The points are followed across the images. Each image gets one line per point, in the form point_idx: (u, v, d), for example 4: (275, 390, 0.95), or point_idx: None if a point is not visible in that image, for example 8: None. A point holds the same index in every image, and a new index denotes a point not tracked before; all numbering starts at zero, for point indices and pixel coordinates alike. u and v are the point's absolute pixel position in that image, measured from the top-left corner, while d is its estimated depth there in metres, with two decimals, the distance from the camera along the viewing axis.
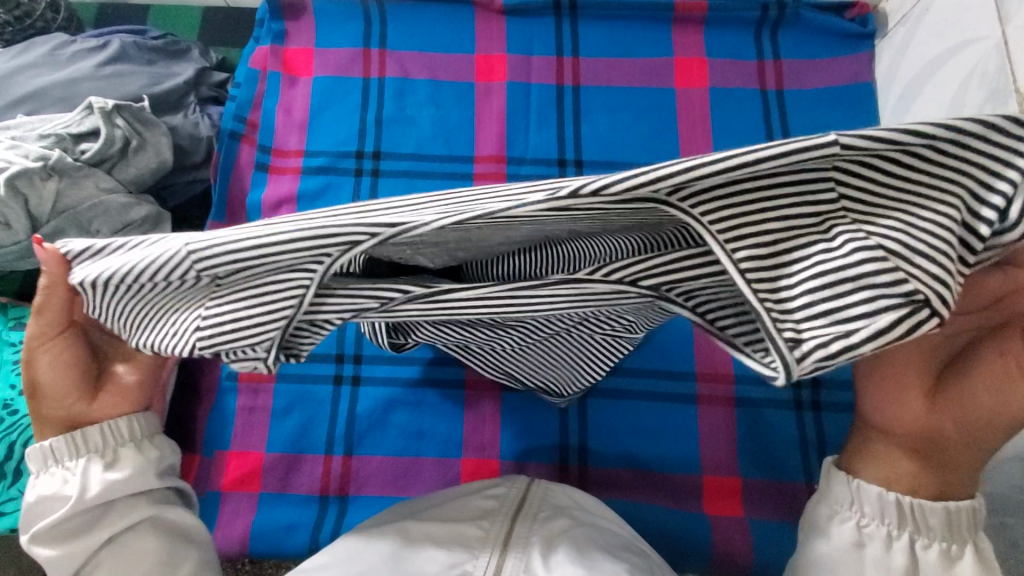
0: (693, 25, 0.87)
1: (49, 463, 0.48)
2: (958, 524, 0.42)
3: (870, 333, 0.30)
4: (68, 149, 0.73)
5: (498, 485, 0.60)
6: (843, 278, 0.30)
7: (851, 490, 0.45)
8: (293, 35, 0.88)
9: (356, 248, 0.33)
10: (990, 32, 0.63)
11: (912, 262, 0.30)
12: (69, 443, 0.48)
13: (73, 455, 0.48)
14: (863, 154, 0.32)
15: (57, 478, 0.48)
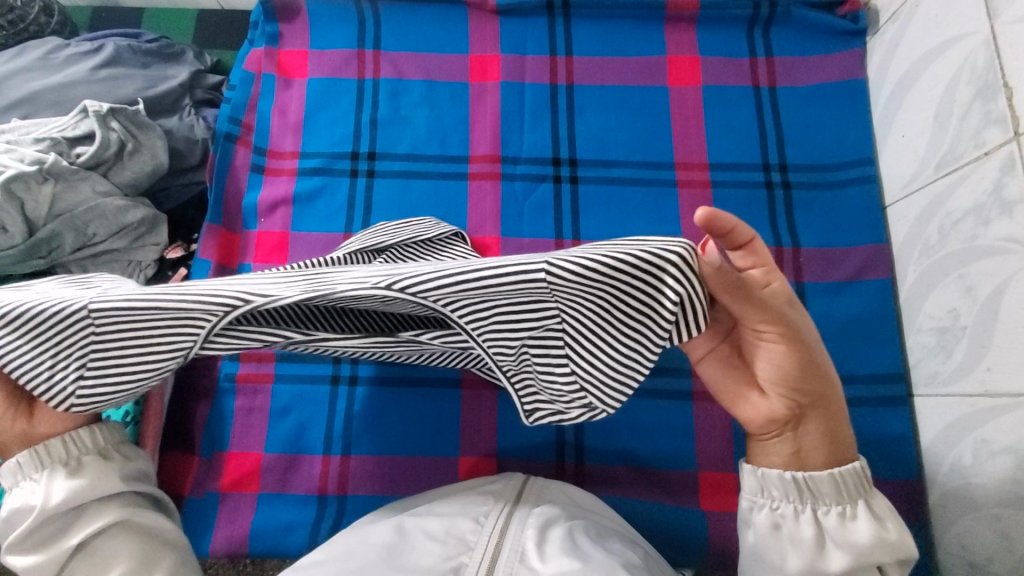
0: (685, 23, 0.88)
1: (16, 479, 0.50)
2: (846, 484, 0.47)
3: (570, 417, 0.48)
4: (63, 152, 0.73)
5: (494, 480, 0.60)
6: (575, 384, 0.46)
7: (758, 479, 0.49)
8: (287, 37, 0.89)
9: (233, 311, 0.44)
10: (979, 27, 0.63)
11: (598, 387, 0.46)
12: (33, 457, 0.49)
13: (39, 467, 0.50)
14: (576, 286, 0.43)
15: (26, 491, 0.49)
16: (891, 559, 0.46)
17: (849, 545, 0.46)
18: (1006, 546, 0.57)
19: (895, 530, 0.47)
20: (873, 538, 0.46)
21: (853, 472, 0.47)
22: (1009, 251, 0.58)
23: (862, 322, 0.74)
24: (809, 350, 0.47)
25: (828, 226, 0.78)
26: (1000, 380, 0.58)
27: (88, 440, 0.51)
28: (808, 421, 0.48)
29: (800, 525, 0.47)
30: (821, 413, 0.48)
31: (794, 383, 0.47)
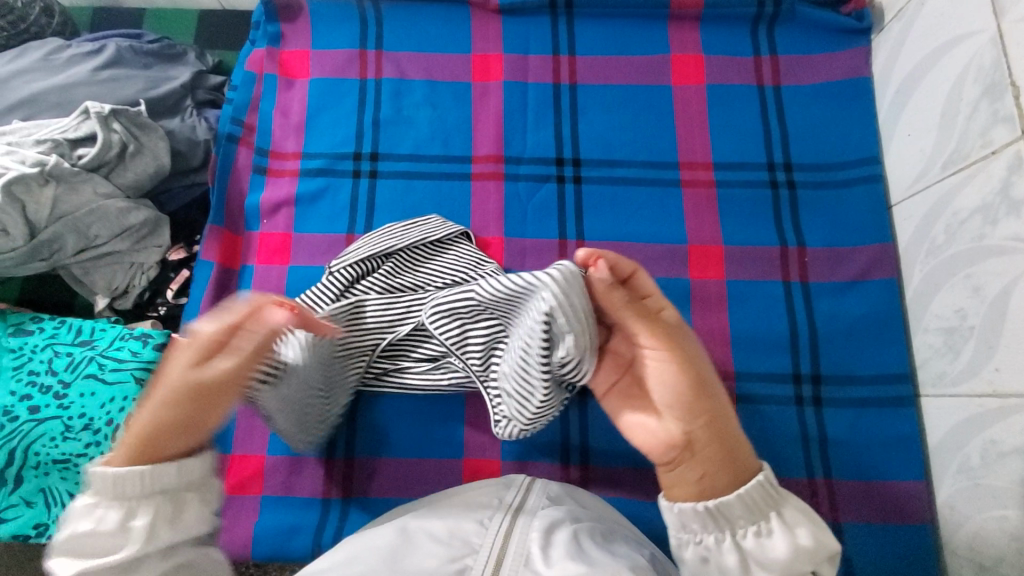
0: (688, 22, 0.87)
1: (100, 501, 0.46)
2: (755, 500, 0.45)
3: (510, 416, 0.60)
4: (65, 154, 0.73)
5: (499, 482, 0.60)
6: (516, 389, 0.58)
7: (677, 514, 0.46)
8: (289, 38, 0.88)
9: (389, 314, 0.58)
10: (986, 26, 0.63)
11: (527, 393, 0.57)
12: (146, 479, 0.47)
13: (145, 495, 0.46)
14: (493, 302, 0.57)
15: (106, 516, 0.46)
16: (815, 565, 0.44)
17: (772, 564, 0.44)
18: (1014, 549, 0.57)
19: (809, 536, 0.44)
20: (792, 551, 0.44)
21: (759, 484, 0.45)
22: (1017, 251, 0.58)
23: (868, 322, 0.73)
24: (695, 366, 0.48)
25: (834, 226, 0.78)
26: (1008, 381, 0.58)
27: (198, 471, 0.49)
28: (710, 438, 0.46)
29: (722, 555, 0.45)
30: (718, 425, 0.46)
31: (685, 400, 0.47)
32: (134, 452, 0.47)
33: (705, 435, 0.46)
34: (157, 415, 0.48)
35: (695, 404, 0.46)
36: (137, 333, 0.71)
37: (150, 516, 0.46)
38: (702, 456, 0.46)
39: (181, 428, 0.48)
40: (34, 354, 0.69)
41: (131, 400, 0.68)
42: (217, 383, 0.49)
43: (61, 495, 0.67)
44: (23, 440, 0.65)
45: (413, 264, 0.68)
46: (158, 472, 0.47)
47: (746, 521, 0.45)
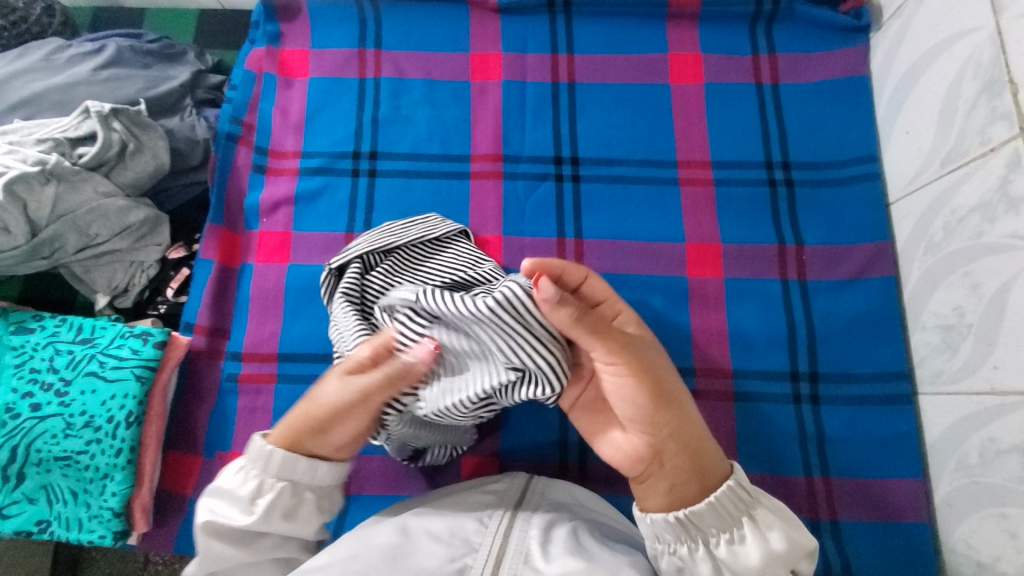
0: (686, 21, 0.87)
1: (252, 467, 0.54)
2: (724, 508, 0.48)
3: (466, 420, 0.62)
4: (66, 153, 0.74)
5: (497, 480, 0.60)
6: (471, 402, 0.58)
7: (649, 526, 0.49)
8: (288, 37, 0.88)
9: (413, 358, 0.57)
10: (985, 23, 0.63)
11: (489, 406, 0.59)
12: (284, 463, 0.54)
13: (278, 476, 0.54)
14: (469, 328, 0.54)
15: (245, 481, 0.54)
16: (785, 568, 0.48)
17: (743, 569, 0.47)
18: (1013, 546, 0.57)
19: (781, 539, 0.48)
20: (763, 556, 0.47)
21: (728, 492, 0.48)
22: (1015, 248, 0.58)
23: (866, 320, 0.73)
24: (656, 376, 0.49)
25: (833, 224, 0.78)
26: (1007, 378, 0.58)
27: (323, 471, 0.55)
28: (678, 449, 0.48)
29: (697, 564, 0.48)
30: (685, 435, 0.49)
31: (649, 413, 0.48)
32: (292, 434, 0.54)
33: (675, 446, 0.48)
34: (337, 405, 0.54)
35: (659, 416, 0.48)
36: (138, 332, 0.71)
37: (273, 495, 0.53)
38: (671, 467, 0.49)
39: (322, 421, 0.54)
40: (36, 352, 0.70)
41: (132, 397, 0.68)
42: (366, 395, 0.54)
43: (63, 492, 0.67)
44: (26, 437, 0.66)
45: (413, 262, 0.67)
46: (290, 464, 0.54)
47: (717, 529, 0.48)
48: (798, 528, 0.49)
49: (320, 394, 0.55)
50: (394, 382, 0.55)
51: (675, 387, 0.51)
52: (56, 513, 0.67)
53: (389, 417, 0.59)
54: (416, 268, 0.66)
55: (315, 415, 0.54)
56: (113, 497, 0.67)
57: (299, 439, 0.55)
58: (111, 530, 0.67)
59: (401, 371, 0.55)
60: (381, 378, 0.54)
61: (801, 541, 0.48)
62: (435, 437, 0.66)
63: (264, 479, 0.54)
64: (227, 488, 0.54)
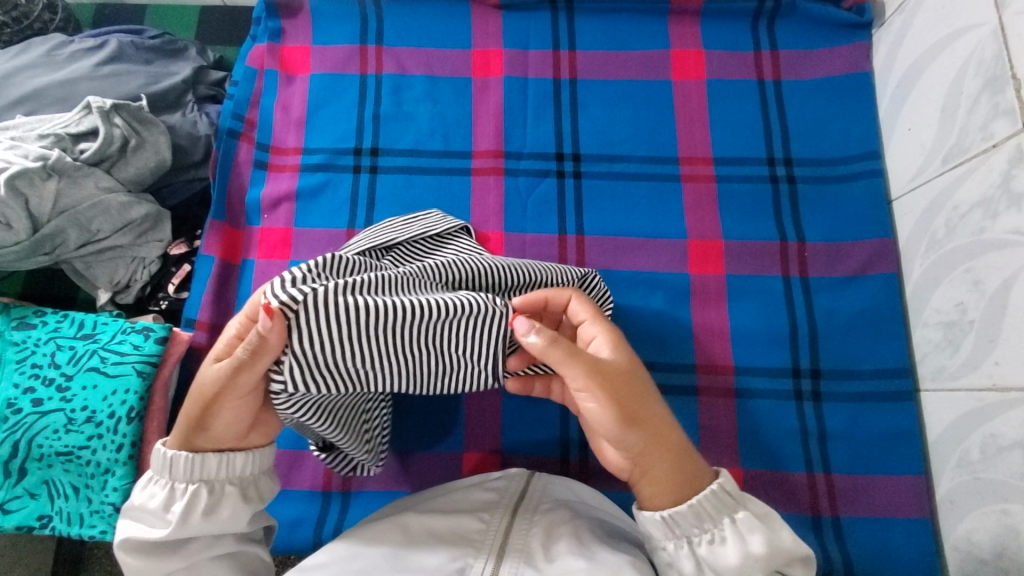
0: (689, 17, 0.87)
1: (164, 474, 0.52)
2: (706, 512, 0.48)
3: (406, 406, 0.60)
4: (67, 148, 0.73)
5: (498, 477, 0.60)
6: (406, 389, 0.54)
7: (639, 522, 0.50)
8: (289, 33, 0.88)
9: (319, 364, 0.50)
10: (987, 19, 0.63)
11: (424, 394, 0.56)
12: (189, 464, 0.52)
13: (187, 478, 0.52)
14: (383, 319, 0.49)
15: (162, 490, 0.52)
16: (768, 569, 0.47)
17: (724, 569, 0.47)
18: (1015, 543, 0.57)
19: (762, 542, 0.47)
20: (742, 557, 0.47)
21: (711, 496, 0.48)
22: (1017, 244, 0.58)
23: (868, 316, 0.73)
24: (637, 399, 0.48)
25: (834, 220, 0.77)
26: (1008, 374, 0.58)
27: (239, 462, 0.53)
28: (661, 470, 0.49)
29: (680, 561, 0.48)
30: (667, 451, 0.49)
31: (623, 430, 0.48)
32: (184, 432, 0.52)
33: (662, 461, 0.49)
34: (218, 385, 0.50)
35: (633, 433, 0.48)
36: (139, 327, 0.72)
37: (187, 496, 0.51)
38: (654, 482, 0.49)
39: (207, 407, 0.51)
40: (37, 347, 0.70)
41: (133, 392, 0.68)
42: (237, 377, 0.49)
43: (64, 488, 0.67)
44: (28, 432, 0.66)
45: (414, 257, 0.66)
46: (195, 464, 0.52)
47: (699, 529, 0.48)
48: (781, 533, 0.49)
49: (202, 376, 0.51)
50: (261, 357, 0.48)
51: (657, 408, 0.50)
52: (57, 509, 0.67)
53: (316, 423, 0.56)
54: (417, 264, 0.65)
55: (201, 402, 0.51)
56: (114, 492, 0.67)
57: (189, 435, 0.52)
58: (112, 525, 0.67)
59: (259, 345, 0.48)
60: (249, 351, 0.48)
61: (784, 545, 0.48)
62: (356, 450, 0.62)
63: (172, 486, 0.52)
64: (138, 501, 0.52)
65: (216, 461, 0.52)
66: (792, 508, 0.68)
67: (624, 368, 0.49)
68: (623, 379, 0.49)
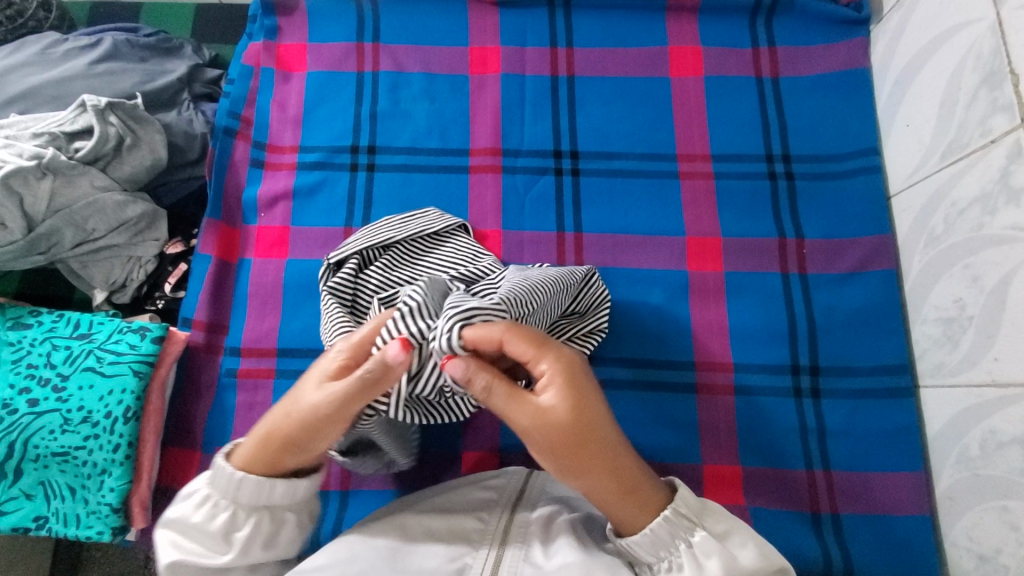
0: (686, 14, 0.87)
1: (228, 496, 0.51)
2: (660, 538, 0.47)
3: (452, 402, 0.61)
4: (61, 147, 0.73)
5: (498, 473, 0.59)
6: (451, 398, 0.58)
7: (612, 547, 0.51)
8: (285, 31, 0.88)
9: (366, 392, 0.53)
10: (985, 14, 0.62)
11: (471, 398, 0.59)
12: (258, 491, 0.51)
13: (252, 504, 0.51)
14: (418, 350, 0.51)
15: (223, 510, 0.51)
16: None
17: None
18: (1015, 539, 0.57)
19: (719, 567, 0.46)
20: None
21: (663, 523, 0.47)
22: (1015, 240, 0.58)
23: (867, 313, 0.73)
24: (583, 442, 0.46)
25: (834, 216, 0.77)
26: (1008, 370, 0.57)
27: (302, 490, 0.52)
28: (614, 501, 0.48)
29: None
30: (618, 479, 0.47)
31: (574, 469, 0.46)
32: (254, 456, 0.51)
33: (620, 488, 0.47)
34: (324, 412, 0.48)
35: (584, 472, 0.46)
36: (135, 327, 0.71)
37: (250, 525, 0.51)
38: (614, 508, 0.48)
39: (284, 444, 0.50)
40: (32, 348, 0.69)
41: (130, 392, 0.68)
42: (345, 404, 0.47)
43: (61, 488, 0.67)
44: (24, 433, 0.66)
45: (411, 256, 0.66)
46: (262, 490, 0.51)
47: (655, 556, 0.48)
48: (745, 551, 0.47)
49: (291, 404, 0.50)
50: (376, 387, 0.47)
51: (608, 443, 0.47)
52: (54, 509, 0.67)
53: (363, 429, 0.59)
54: (415, 263, 0.65)
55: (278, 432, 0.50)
56: (111, 492, 0.66)
57: (257, 461, 0.51)
58: (109, 525, 0.67)
59: (378, 374, 0.47)
60: (369, 380, 0.47)
61: (745, 564, 0.47)
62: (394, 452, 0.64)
63: (233, 508, 0.51)
64: (193, 519, 0.51)
65: (283, 486, 0.51)
66: (792, 505, 0.68)
67: (565, 422, 0.45)
68: (565, 435, 0.45)
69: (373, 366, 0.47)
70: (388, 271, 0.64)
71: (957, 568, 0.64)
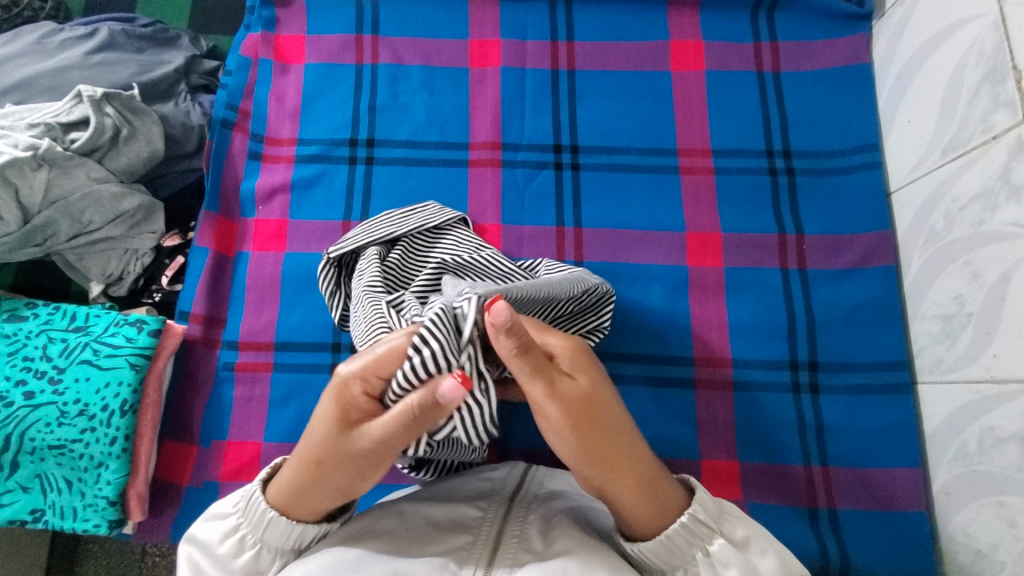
0: (688, 8, 0.86)
1: (257, 534, 0.50)
2: (676, 545, 0.47)
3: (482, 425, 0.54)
4: (57, 138, 0.72)
5: (498, 467, 0.59)
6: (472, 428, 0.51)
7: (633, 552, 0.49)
8: (283, 23, 0.87)
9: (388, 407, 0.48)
10: (988, 10, 0.62)
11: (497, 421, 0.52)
12: (288, 533, 0.50)
13: (280, 545, 0.51)
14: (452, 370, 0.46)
15: (249, 547, 0.51)
16: None
17: None
18: (1011, 534, 0.57)
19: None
20: None
21: (681, 530, 0.47)
22: (1015, 237, 0.57)
23: (866, 309, 0.73)
24: (596, 432, 0.44)
25: (834, 213, 0.77)
26: (1007, 367, 0.57)
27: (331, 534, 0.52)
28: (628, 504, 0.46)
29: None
30: (634, 478, 0.46)
31: (583, 463, 0.45)
32: (289, 499, 0.49)
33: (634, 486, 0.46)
34: (364, 456, 0.45)
35: (595, 463, 0.45)
36: (132, 319, 0.70)
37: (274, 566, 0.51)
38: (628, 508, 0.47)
39: (316, 485, 0.48)
40: (28, 340, 0.69)
41: (127, 385, 0.68)
42: (387, 445, 0.45)
43: (58, 481, 0.66)
44: (20, 425, 0.65)
45: (419, 251, 0.66)
46: (293, 532, 0.50)
47: (670, 564, 0.48)
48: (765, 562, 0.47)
49: (316, 453, 0.47)
50: (420, 424, 0.44)
51: (623, 434, 0.45)
52: (51, 502, 0.67)
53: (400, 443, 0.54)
54: (427, 253, 0.66)
55: (309, 468, 0.48)
56: (108, 485, 0.66)
57: (291, 504, 0.50)
58: (107, 519, 0.67)
59: (426, 411, 0.44)
60: (414, 419, 0.44)
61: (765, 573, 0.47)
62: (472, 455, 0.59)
63: (260, 545, 0.51)
64: (219, 552, 0.51)
65: (316, 530, 0.50)
66: (790, 500, 0.69)
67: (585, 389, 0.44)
68: (588, 407, 0.44)
69: (420, 403, 0.44)
70: (403, 263, 0.64)
71: (955, 565, 0.64)
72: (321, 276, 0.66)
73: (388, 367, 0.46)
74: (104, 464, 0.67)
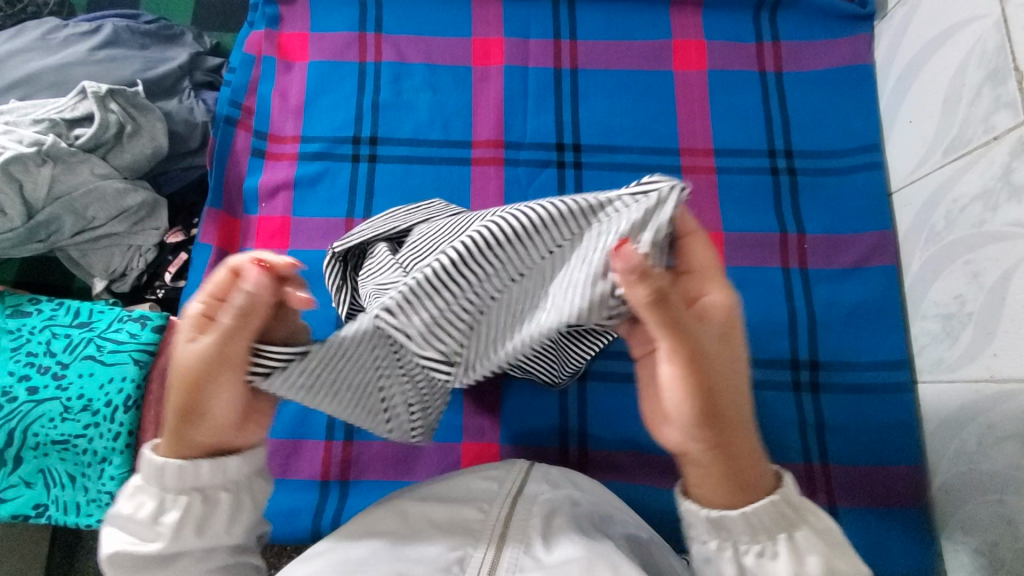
0: (690, 8, 0.87)
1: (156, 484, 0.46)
2: (760, 522, 0.43)
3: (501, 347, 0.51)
4: (61, 134, 0.72)
5: (499, 466, 0.59)
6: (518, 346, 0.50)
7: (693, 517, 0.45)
8: (287, 20, 0.87)
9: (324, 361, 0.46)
10: (990, 11, 0.63)
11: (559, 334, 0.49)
12: (182, 472, 0.46)
13: (178, 488, 0.46)
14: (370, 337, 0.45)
15: (154, 499, 0.46)
16: None
17: None
18: (1010, 533, 0.57)
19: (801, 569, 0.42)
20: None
21: (768, 506, 0.43)
22: (1016, 237, 0.58)
23: (867, 309, 0.74)
24: (715, 392, 0.42)
25: (835, 212, 0.77)
26: (1007, 366, 0.58)
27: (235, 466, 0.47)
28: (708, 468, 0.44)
29: (720, 562, 0.44)
30: (743, 445, 0.44)
31: (694, 422, 0.42)
32: (173, 439, 0.46)
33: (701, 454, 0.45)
34: (192, 364, 0.44)
35: (709, 409, 0.43)
36: (135, 316, 0.71)
37: (177, 508, 0.46)
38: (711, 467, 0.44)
39: (191, 411, 0.45)
40: (32, 336, 0.69)
41: (130, 380, 0.68)
42: (223, 347, 0.44)
43: (60, 476, 0.67)
44: (23, 420, 0.65)
45: None
46: (186, 471, 0.46)
47: (750, 538, 0.43)
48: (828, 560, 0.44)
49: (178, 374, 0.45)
50: (249, 319, 0.44)
51: (734, 384, 0.44)
52: (54, 497, 0.67)
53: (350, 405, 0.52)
54: None
55: (183, 396, 0.45)
56: (111, 481, 0.66)
57: (178, 444, 0.46)
58: None
59: (247, 306, 0.43)
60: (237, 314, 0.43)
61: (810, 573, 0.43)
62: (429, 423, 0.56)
63: (159, 493, 0.46)
64: (122, 513, 0.46)
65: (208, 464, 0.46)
66: None
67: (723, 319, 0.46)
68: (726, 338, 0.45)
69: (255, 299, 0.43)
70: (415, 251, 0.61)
71: (954, 563, 0.65)
72: (328, 271, 0.66)
73: (229, 289, 0.44)
74: (105, 459, 0.66)
